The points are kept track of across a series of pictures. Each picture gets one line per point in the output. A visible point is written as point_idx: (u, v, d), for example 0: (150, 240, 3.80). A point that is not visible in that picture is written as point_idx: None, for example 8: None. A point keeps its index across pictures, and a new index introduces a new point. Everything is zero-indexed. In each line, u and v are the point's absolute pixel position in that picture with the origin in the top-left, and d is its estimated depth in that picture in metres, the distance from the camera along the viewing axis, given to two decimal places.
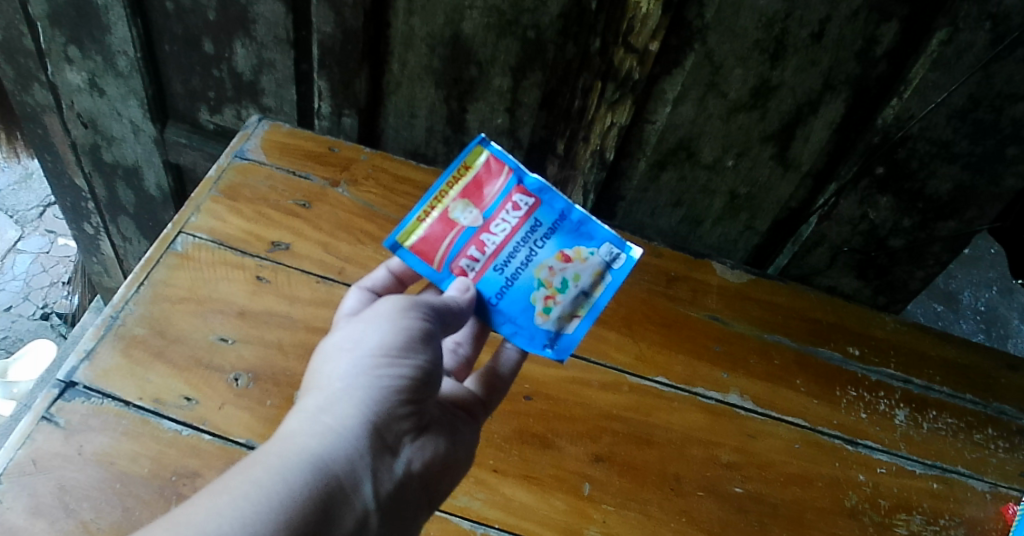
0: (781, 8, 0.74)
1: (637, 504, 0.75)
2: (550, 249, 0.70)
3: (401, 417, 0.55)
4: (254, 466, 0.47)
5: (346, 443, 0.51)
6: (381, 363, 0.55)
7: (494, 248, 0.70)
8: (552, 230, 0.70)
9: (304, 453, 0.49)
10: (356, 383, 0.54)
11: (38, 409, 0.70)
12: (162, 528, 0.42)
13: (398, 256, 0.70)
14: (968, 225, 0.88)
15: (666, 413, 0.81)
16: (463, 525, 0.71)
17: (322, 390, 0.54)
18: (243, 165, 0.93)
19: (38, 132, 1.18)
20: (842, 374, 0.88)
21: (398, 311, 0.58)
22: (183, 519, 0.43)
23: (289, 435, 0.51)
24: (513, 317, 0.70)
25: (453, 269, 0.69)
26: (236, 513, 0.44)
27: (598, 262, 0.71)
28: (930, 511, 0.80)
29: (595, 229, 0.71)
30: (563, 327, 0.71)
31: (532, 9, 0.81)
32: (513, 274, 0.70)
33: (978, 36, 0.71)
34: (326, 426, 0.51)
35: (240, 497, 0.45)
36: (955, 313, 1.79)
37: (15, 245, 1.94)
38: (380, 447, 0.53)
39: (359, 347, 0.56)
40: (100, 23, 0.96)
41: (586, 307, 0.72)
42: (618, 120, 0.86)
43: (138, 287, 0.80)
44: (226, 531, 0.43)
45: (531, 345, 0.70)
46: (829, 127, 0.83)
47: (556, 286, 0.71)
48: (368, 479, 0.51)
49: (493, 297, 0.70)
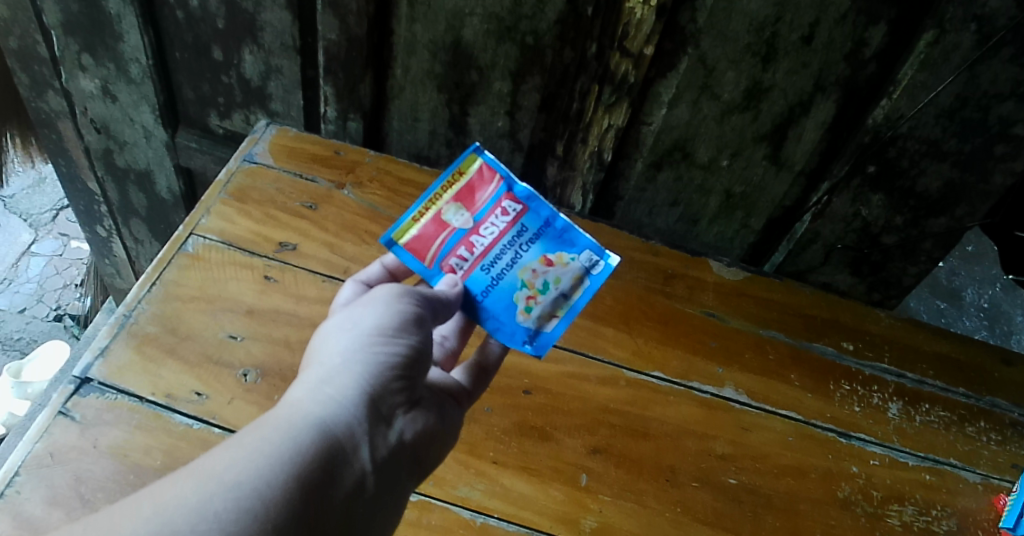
0: (771, 12, 0.76)
1: (633, 494, 0.77)
2: (534, 252, 0.73)
3: (396, 391, 0.58)
4: (263, 427, 0.50)
5: (346, 411, 0.54)
6: (377, 341, 0.58)
7: (483, 248, 0.72)
8: (537, 236, 0.74)
9: (309, 418, 0.52)
10: (355, 357, 0.57)
11: (55, 404, 0.73)
12: (183, 478, 0.45)
13: (392, 252, 0.72)
14: (959, 222, 0.90)
15: (663, 406, 0.84)
16: (463, 514, 0.74)
17: (322, 365, 0.57)
18: (252, 168, 0.96)
19: (52, 137, 1.21)
20: (836, 369, 0.90)
21: (394, 295, 0.61)
22: (202, 470, 0.46)
23: (293, 403, 0.53)
24: (496, 314, 0.72)
25: (443, 267, 0.72)
26: (250, 466, 0.47)
27: (579, 267, 0.74)
28: (922, 502, 0.82)
29: (578, 236, 0.75)
30: (542, 326, 0.73)
31: (530, 15, 0.83)
32: (499, 274, 0.72)
33: (964, 37, 0.73)
34: (327, 395, 0.54)
35: (253, 452, 0.48)
36: (959, 310, 1.80)
37: (29, 248, 1.98)
38: (377, 417, 0.56)
39: (358, 327, 0.59)
40: (113, 32, 0.99)
41: (565, 309, 0.74)
42: (615, 121, 0.88)
43: (151, 286, 0.83)
44: (243, 481, 0.46)
45: (511, 341, 0.72)
46: (820, 128, 0.85)
47: (538, 287, 0.73)
48: (367, 444, 0.54)
49: (479, 294, 0.72)
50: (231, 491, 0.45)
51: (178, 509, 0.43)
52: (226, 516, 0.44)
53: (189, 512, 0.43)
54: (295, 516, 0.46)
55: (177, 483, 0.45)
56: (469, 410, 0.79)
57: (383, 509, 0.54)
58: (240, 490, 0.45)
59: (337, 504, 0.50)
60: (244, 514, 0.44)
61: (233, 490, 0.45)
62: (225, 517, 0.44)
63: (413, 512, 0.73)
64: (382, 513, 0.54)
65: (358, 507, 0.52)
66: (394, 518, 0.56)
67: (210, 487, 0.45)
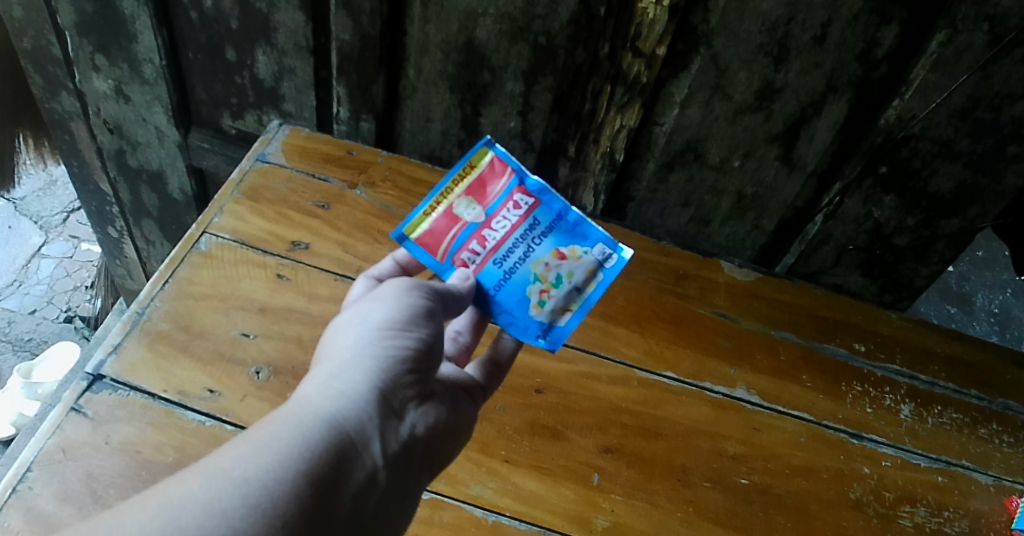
0: (783, 13, 0.76)
1: (645, 494, 0.77)
2: (546, 247, 0.73)
3: (407, 385, 0.58)
4: (272, 423, 0.50)
5: (355, 405, 0.54)
6: (387, 336, 0.58)
7: (494, 243, 0.72)
8: (549, 230, 0.73)
9: (319, 413, 0.52)
10: (365, 352, 0.57)
11: (68, 400, 0.74)
12: (191, 474, 0.46)
13: (404, 247, 0.72)
14: (971, 223, 0.90)
15: (674, 406, 0.84)
16: (475, 513, 0.74)
17: (332, 359, 0.57)
18: (265, 168, 0.96)
19: (65, 138, 1.22)
20: (848, 370, 0.90)
21: (403, 289, 0.61)
22: (211, 466, 0.46)
23: (303, 398, 0.54)
24: (509, 308, 0.72)
25: (455, 261, 0.72)
26: (259, 462, 0.47)
27: (592, 261, 0.74)
28: (935, 504, 0.81)
29: (590, 229, 0.74)
30: (556, 320, 0.74)
31: (543, 15, 0.83)
32: (511, 269, 0.73)
33: (977, 37, 0.73)
34: (336, 390, 0.54)
35: (261, 448, 0.48)
36: (969, 315, 1.79)
37: (40, 250, 2.00)
38: (388, 411, 0.56)
39: (367, 321, 0.59)
40: (127, 32, 0.99)
41: (578, 303, 0.74)
42: (627, 122, 0.88)
43: (163, 284, 0.83)
44: (252, 477, 0.46)
45: (525, 336, 0.72)
46: (832, 128, 0.85)
47: (551, 281, 0.73)
48: (378, 438, 0.54)
49: (492, 288, 0.72)
50: (240, 487, 0.45)
51: (185, 506, 0.43)
52: (234, 512, 0.44)
53: (196, 509, 0.43)
54: (305, 511, 0.46)
55: (185, 479, 0.45)
56: (482, 409, 0.79)
57: (395, 504, 0.54)
58: (249, 486, 0.45)
59: (347, 498, 0.50)
60: (251, 510, 0.44)
61: (241, 486, 0.45)
62: (233, 514, 0.44)
63: (425, 510, 0.73)
64: (395, 508, 0.54)
65: (369, 502, 0.52)
66: (407, 512, 0.56)
67: (217, 483, 0.45)
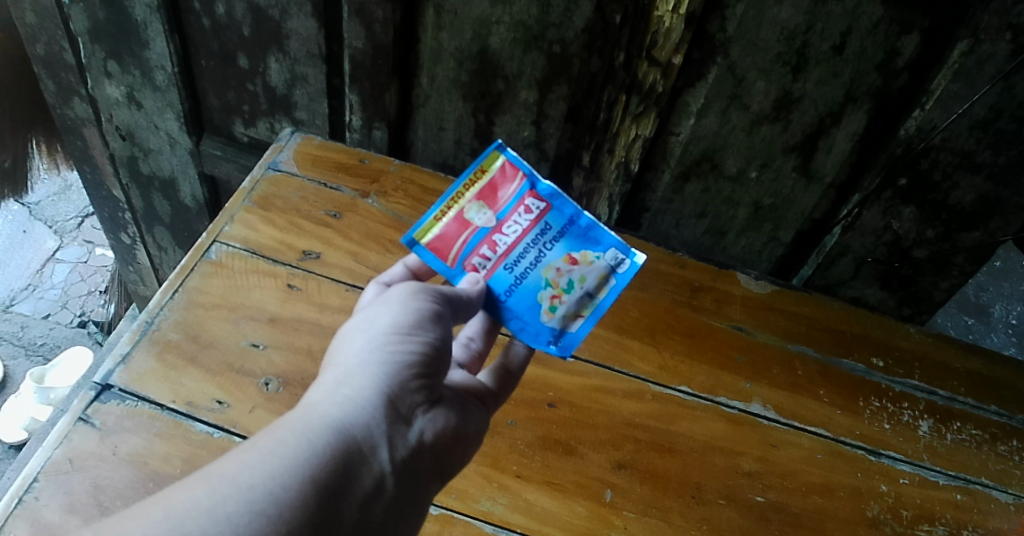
0: (802, 21, 0.75)
1: (658, 511, 0.76)
2: (558, 251, 0.72)
3: (414, 390, 0.57)
4: (278, 429, 0.49)
5: (362, 411, 0.53)
6: (393, 340, 0.57)
7: (505, 248, 0.71)
8: (560, 235, 0.72)
9: (325, 419, 0.51)
10: (372, 358, 0.56)
11: (76, 409, 0.73)
12: (196, 480, 0.45)
13: (415, 252, 0.72)
14: (992, 235, 0.88)
15: (688, 421, 0.82)
16: (486, 528, 0.73)
17: (340, 365, 0.56)
18: (276, 176, 0.95)
19: (78, 144, 1.22)
20: (865, 385, 0.89)
21: (410, 293, 0.60)
22: (216, 472, 0.45)
23: (310, 405, 0.53)
24: (520, 314, 0.72)
25: (466, 266, 0.71)
26: (264, 468, 0.46)
27: (604, 266, 0.72)
28: (954, 522, 0.79)
29: (603, 233, 0.72)
30: (567, 326, 0.73)
31: (557, 23, 0.83)
32: (522, 274, 0.72)
33: (999, 46, 0.72)
34: (344, 396, 0.53)
35: (268, 454, 0.47)
36: (986, 326, 1.76)
37: (55, 254, 2.01)
38: (396, 416, 0.55)
39: (375, 326, 0.58)
40: (139, 39, 0.99)
41: (590, 308, 0.73)
42: (642, 132, 0.87)
43: (173, 293, 0.83)
44: (257, 483, 0.45)
45: (536, 341, 0.72)
46: (851, 139, 0.84)
47: (563, 287, 0.72)
48: (385, 444, 0.53)
49: (502, 293, 0.71)
50: (245, 493, 0.44)
51: (190, 511, 0.43)
52: (238, 518, 0.43)
53: (200, 515, 0.43)
54: (309, 519, 0.46)
55: (190, 485, 0.44)
56: (494, 423, 0.78)
57: (403, 512, 0.53)
58: (254, 492, 0.45)
59: (355, 506, 0.49)
60: (256, 517, 0.44)
61: (246, 491, 0.44)
62: (238, 520, 0.43)
63: (435, 525, 0.72)
64: (402, 515, 0.53)
65: (376, 510, 0.51)
66: (416, 519, 0.55)
67: (222, 489, 0.44)
